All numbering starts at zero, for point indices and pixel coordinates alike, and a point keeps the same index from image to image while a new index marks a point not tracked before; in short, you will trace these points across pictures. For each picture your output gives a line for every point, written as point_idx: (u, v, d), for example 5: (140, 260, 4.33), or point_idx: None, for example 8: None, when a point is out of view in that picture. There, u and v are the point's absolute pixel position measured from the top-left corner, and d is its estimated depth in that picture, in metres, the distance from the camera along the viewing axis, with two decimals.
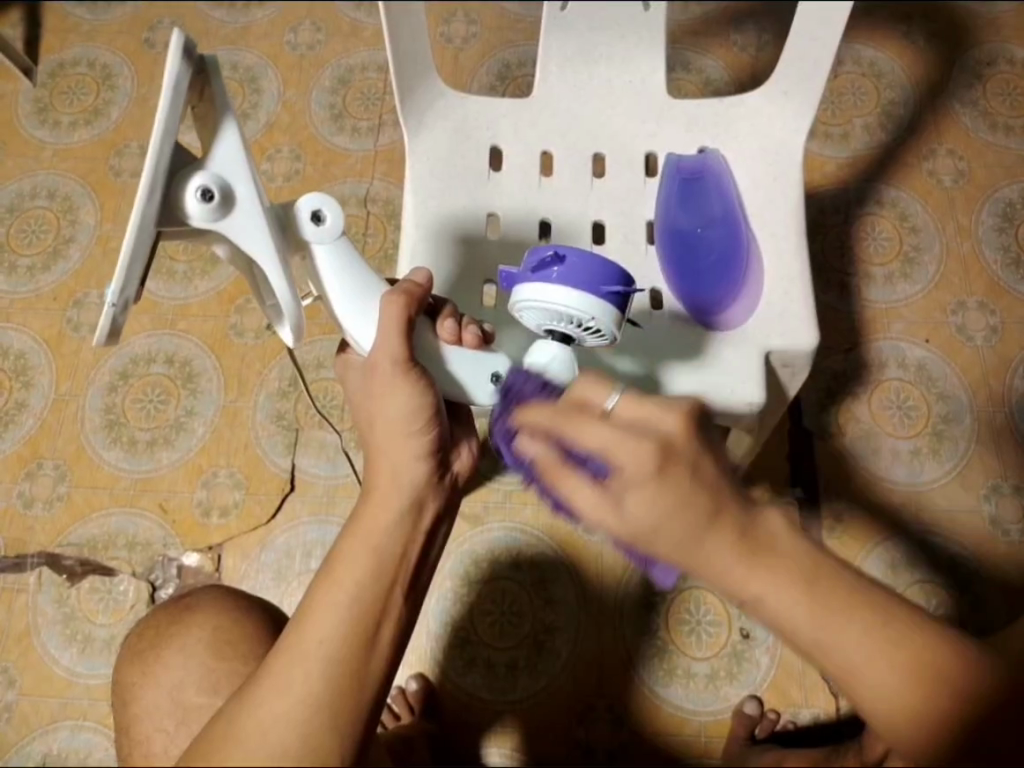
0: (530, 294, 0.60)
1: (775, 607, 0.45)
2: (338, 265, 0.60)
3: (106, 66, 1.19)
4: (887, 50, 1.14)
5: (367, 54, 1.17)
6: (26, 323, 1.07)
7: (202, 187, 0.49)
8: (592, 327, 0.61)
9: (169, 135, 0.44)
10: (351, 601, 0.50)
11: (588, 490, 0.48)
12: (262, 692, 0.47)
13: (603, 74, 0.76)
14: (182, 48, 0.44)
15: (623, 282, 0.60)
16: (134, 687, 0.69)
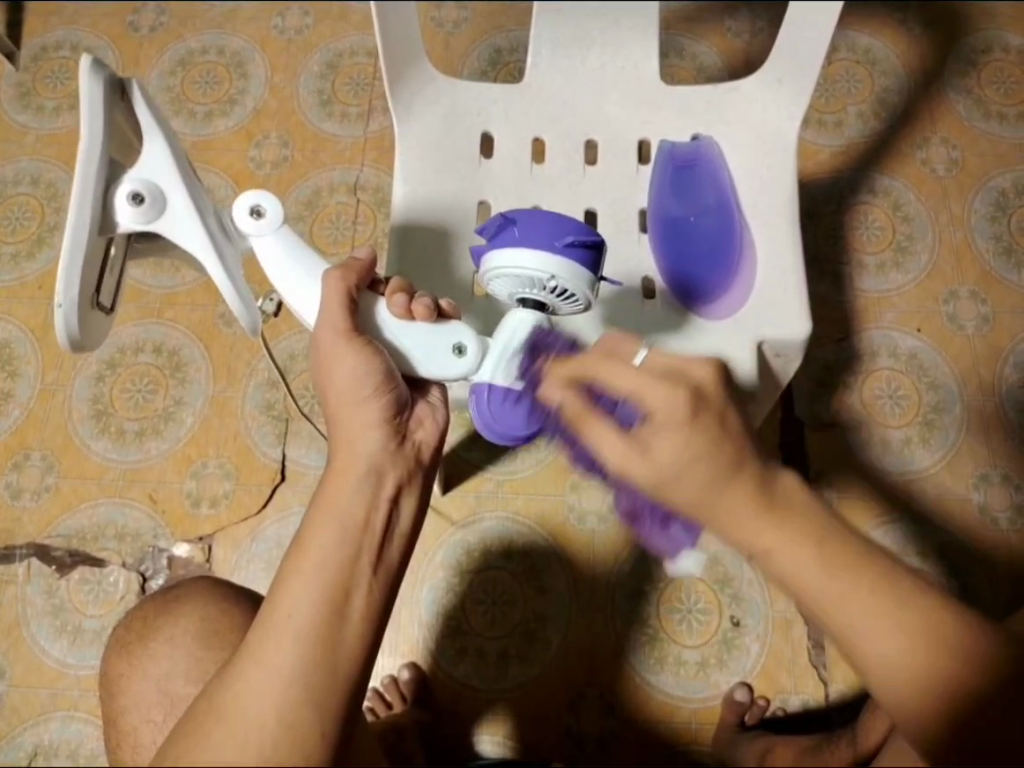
0: (493, 262, 0.59)
1: (784, 562, 0.45)
2: (288, 254, 0.62)
3: (90, 49, 1.16)
4: (881, 36, 1.13)
5: (356, 38, 1.15)
6: (11, 313, 1.06)
7: (132, 192, 0.54)
8: (556, 286, 0.59)
9: (92, 147, 0.51)
10: (320, 575, 0.50)
11: (612, 432, 0.49)
12: (239, 670, 0.47)
13: (597, 60, 0.75)
14: (91, 68, 0.51)
15: (580, 234, 0.59)
16: (122, 681, 0.68)
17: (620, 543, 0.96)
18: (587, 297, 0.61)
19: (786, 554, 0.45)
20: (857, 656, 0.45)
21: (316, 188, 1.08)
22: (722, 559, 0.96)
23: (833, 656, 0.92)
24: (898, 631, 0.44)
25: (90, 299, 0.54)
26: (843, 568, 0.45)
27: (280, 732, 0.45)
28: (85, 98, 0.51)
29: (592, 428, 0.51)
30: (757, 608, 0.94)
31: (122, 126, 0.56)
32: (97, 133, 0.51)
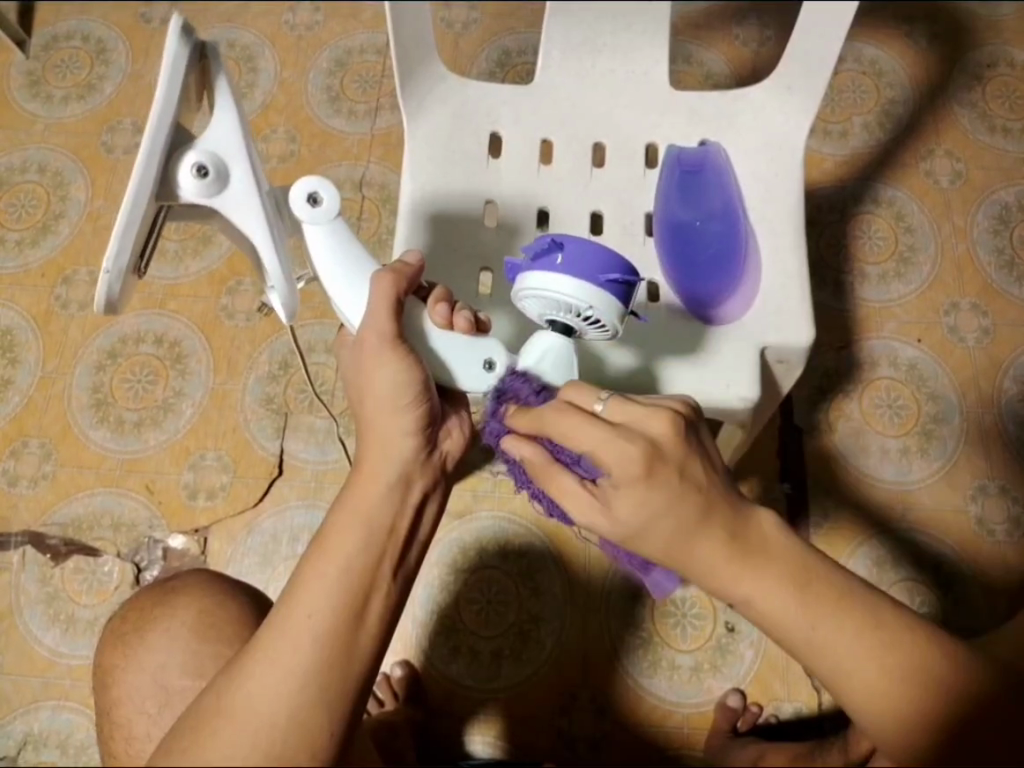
0: (532, 284, 0.57)
1: (770, 613, 0.48)
2: (333, 244, 0.61)
3: (99, 40, 1.17)
4: (888, 49, 1.13)
5: (365, 36, 1.16)
6: (13, 300, 1.06)
7: (197, 163, 0.53)
8: (591, 317, 0.58)
9: (167, 110, 0.49)
10: (340, 573, 0.50)
11: (571, 478, 0.50)
12: (251, 666, 0.46)
13: (606, 64, 0.75)
14: (179, 31, 0.49)
15: (624, 270, 0.57)
16: (116, 670, 0.68)
17: None
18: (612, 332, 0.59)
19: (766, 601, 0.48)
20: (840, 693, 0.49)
21: None
22: None
23: None
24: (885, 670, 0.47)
25: (134, 266, 0.53)
26: (830, 613, 0.48)
27: (292, 731, 0.45)
28: (167, 64, 0.49)
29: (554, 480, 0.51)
30: None
31: (192, 89, 0.54)
32: (171, 95, 0.49)
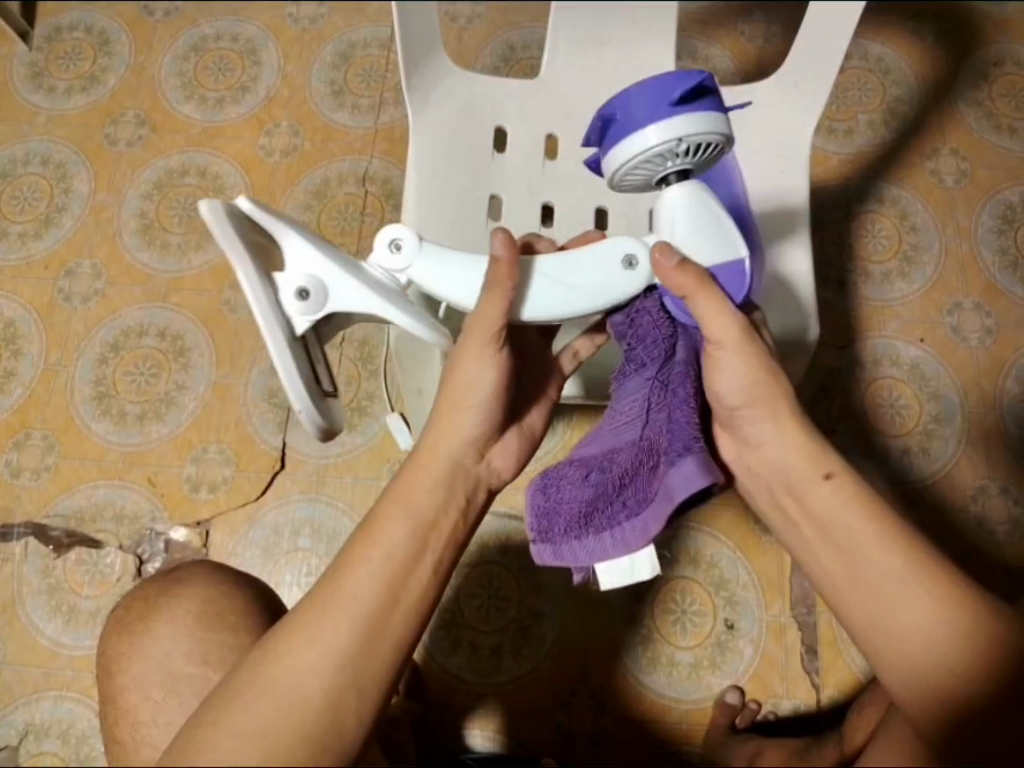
0: (620, 156, 0.58)
1: (835, 512, 0.55)
2: (441, 261, 0.58)
3: (103, 31, 1.16)
4: (895, 46, 1.13)
5: (369, 29, 1.15)
6: (17, 291, 1.06)
7: (298, 291, 0.51)
8: (690, 142, 0.56)
9: (253, 276, 0.48)
10: (378, 560, 0.51)
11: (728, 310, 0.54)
12: (288, 643, 0.48)
13: (613, 59, 0.74)
14: (214, 216, 0.46)
15: (680, 83, 0.56)
16: (121, 659, 0.67)
17: None
18: (728, 143, 0.58)
19: (826, 495, 0.55)
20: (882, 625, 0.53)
21: (325, 178, 1.09)
22: (718, 562, 0.95)
23: (826, 662, 0.92)
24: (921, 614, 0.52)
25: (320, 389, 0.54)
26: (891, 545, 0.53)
27: (323, 707, 0.46)
28: (226, 245, 0.47)
29: (711, 295, 0.54)
30: (751, 612, 0.94)
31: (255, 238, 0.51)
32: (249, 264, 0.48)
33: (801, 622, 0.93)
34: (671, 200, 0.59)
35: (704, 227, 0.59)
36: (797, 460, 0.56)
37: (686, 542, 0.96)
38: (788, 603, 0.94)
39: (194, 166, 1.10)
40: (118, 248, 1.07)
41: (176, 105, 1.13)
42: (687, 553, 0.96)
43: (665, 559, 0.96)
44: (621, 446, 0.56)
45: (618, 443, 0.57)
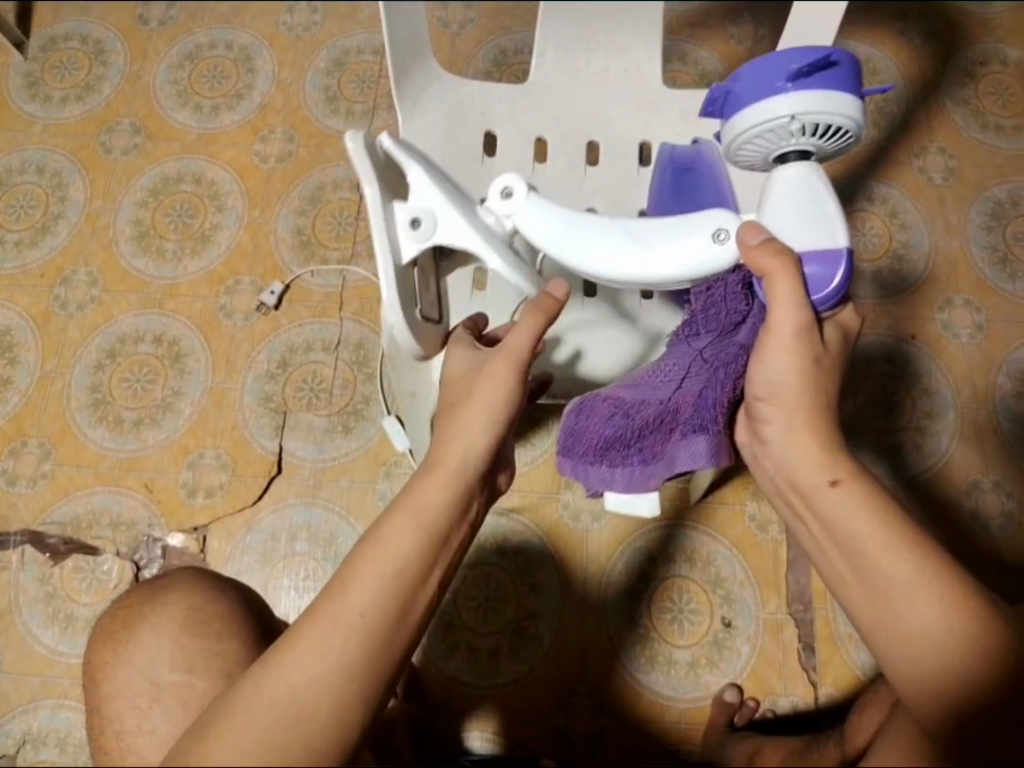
0: (737, 128, 0.57)
1: (846, 515, 0.53)
2: (544, 220, 0.60)
3: (98, 41, 1.17)
4: (882, 48, 1.14)
5: (363, 36, 1.16)
6: (13, 300, 1.06)
7: (409, 217, 0.61)
8: (811, 121, 0.55)
9: (375, 199, 0.60)
10: (384, 568, 0.49)
11: (799, 287, 0.53)
12: (293, 654, 0.46)
13: (601, 62, 0.75)
14: (353, 144, 0.60)
15: (804, 58, 0.53)
16: (105, 667, 0.65)
17: (615, 543, 0.97)
18: (858, 125, 0.55)
19: (827, 499, 0.54)
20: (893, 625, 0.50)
21: (320, 183, 1.09)
22: (714, 560, 0.96)
23: (824, 659, 0.92)
24: (929, 602, 0.49)
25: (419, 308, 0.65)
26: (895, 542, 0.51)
27: (328, 720, 0.45)
28: (359, 169, 0.60)
29: (781, 275, 0.54)
30: (748, 610, 0.94)
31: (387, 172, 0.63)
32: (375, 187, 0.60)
33: (798, 619, 0.93)
34: (781, 175, 0.57)
35: (802, 212, 0.56)
36: (803, 463, 0.56)
37: (682, 540, 0.96)
38: (785, 601, 0.94)
39: (189, 173, 1.11)
40: (114, 255, 1.08)
41: (170, 113, 1.14)
42: (684, 552, 0.96)
43: (662, 558, 0.96)
44: (648, 400, 0.60)
45: (648, 395, 0.60)
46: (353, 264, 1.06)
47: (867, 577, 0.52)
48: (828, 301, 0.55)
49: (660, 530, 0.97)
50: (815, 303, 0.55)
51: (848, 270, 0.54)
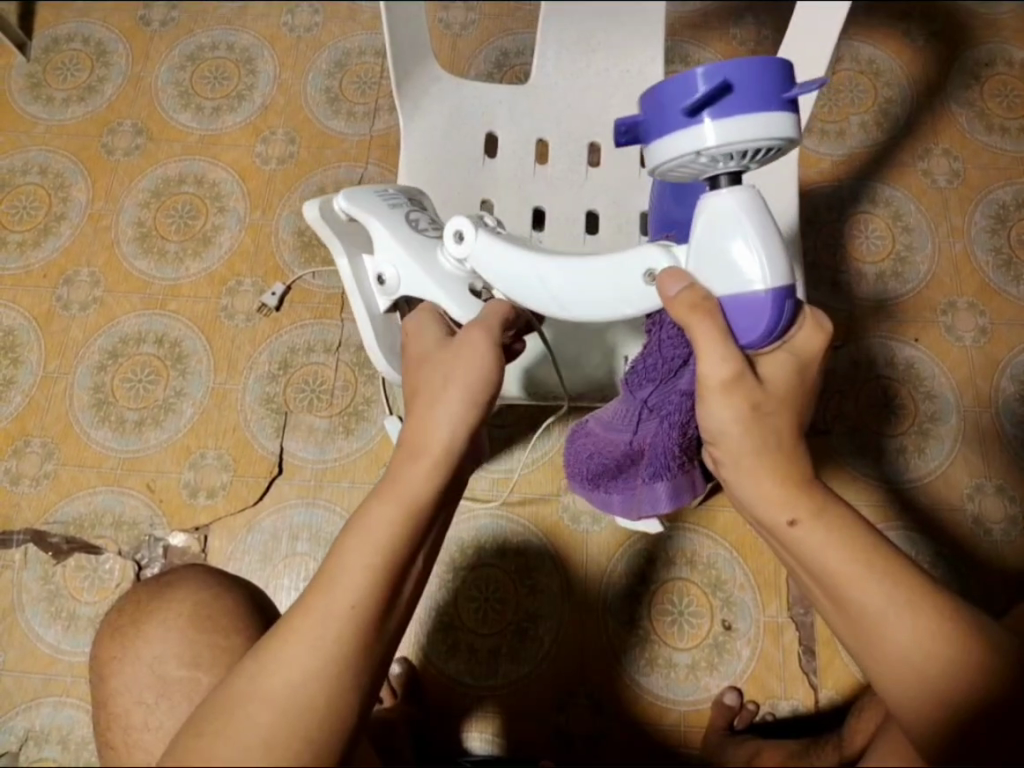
0: (651, 162, 0.50)
1: (811, 545, 0.48)
2: (495, 259, 0.58)
3: (100, 42, 1.17)
4: (886, 48, 1.13)
5: (365, 37, 1.16)
6: (16, 300, 1.07)
7: (376, 275, 0.65)
8: (730, 150, 0.47)
9: (345, 265, 0.66)
10: (373, 558, 0.48)
11: (722, 346, 0.48)
12: (285, 650, 0.46)
13: (603, 65, 0.73)
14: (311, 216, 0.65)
15: (703, 79, 0.45)
16: (112, 663, 0.66)
17: (614, 546, 0.96)
18: (783, 141, 0.46)
19: (793, 539, 0.49)
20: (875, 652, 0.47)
21: (322, 185, 1.10)
22: (714, 563, 0.96)
23: (824, 662, 0.92)
24: (907, 624, 0.46)
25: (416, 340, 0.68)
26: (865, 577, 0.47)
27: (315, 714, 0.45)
28: (324, 238, 0.66)
29: (699, 329, 0.49)
30: (748, 612, 0.94)
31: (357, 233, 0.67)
32: (344, 254, 0.66)
33: (798, 622, 0.93)
34: (701, 208, 0.49)
35: (720, 249, 0.49)
36: (764, 499, 0.49)
37: (683, 544, 0.96)
38: (785, 604, 0.94)
39: (192, 174, 1.11)
40: (116, 256, 1.08)
41: (172, 114, 1.14)
42: (683, 555, 0.96)
43: (663, 560, 0.96)
44: (615, 440, 0.63)
45: (616, 435, 0.63)
46: None
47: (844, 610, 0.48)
48: (767, 341, 0.50)
49: (659, 532, 0.97)
50: (741, 351, 0.50)
51: (777, 311, 0.48)
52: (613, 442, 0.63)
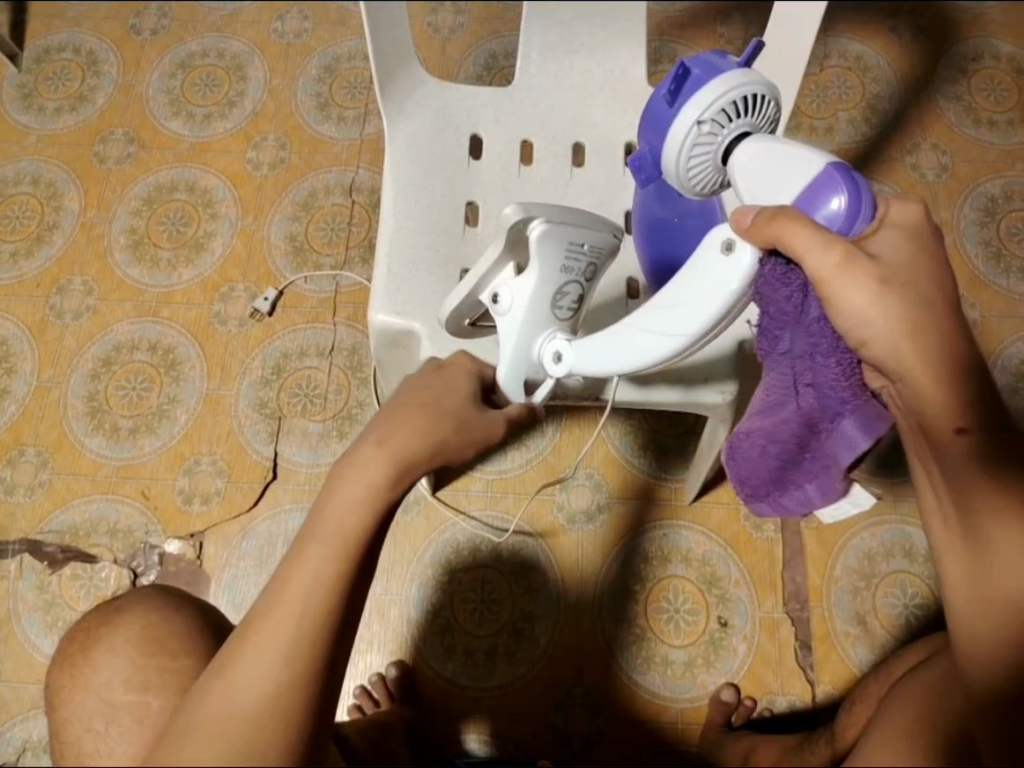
0: (671, 171, 0.54)
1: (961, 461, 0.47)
2: (600, 356, 0.58)
3: (91, 52, 1.18)
4: (873, 45, 1.14)
5: (354, 42, 1.17)
6: (9, 310, 1.07)
7: (492, 294, 0.60)
8: (720, 119, 0.51)
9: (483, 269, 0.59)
10: (327, 558, 0.47)
11: (817, 233, 0.45)
12: (246, 649, 0.45)
13: (584, 65, 0.74)
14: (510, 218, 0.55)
15: (667, 81, 0.52)
16: (61, 691, 0.60)
17: (608, 546, 0.96)
18: (759, 83, 0.51)
19: (961, 450, 0.47)
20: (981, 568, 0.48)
21: (312, 190, 1.10)
22: (710, 560, 0.95)
23: (822, 657, 0.92)
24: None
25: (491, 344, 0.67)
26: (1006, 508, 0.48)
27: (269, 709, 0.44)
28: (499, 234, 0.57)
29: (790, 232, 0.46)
30: (744, 609, 0.93)
31: (523, 243, 0.57)
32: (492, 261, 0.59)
33: (795, 618, 0.93)
34: (735, 170, 0.51)
35: (768, 178, 0.50)
36: (926, 401, 0.46)
37: (677, 542, 0.96)
38: (781, 600, 0.93)
39: (183, 181, 1.11)
40: (110, 264, 1.08)
41: (163, 122, 1.14)
42: (678, 552, 0.96)
43: (657, 559, 0.96)
44: (784, 416, 0.55)
45: (780, 412, 0.55)
46: (346, 269, 1.07)
47: (970, 537, 0.49)
48: (865, 221, 0.47)
49: (653, 531, 0.97)
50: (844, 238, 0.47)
51: (847, 190, 0.47)
52: (783, 421, 0.55)
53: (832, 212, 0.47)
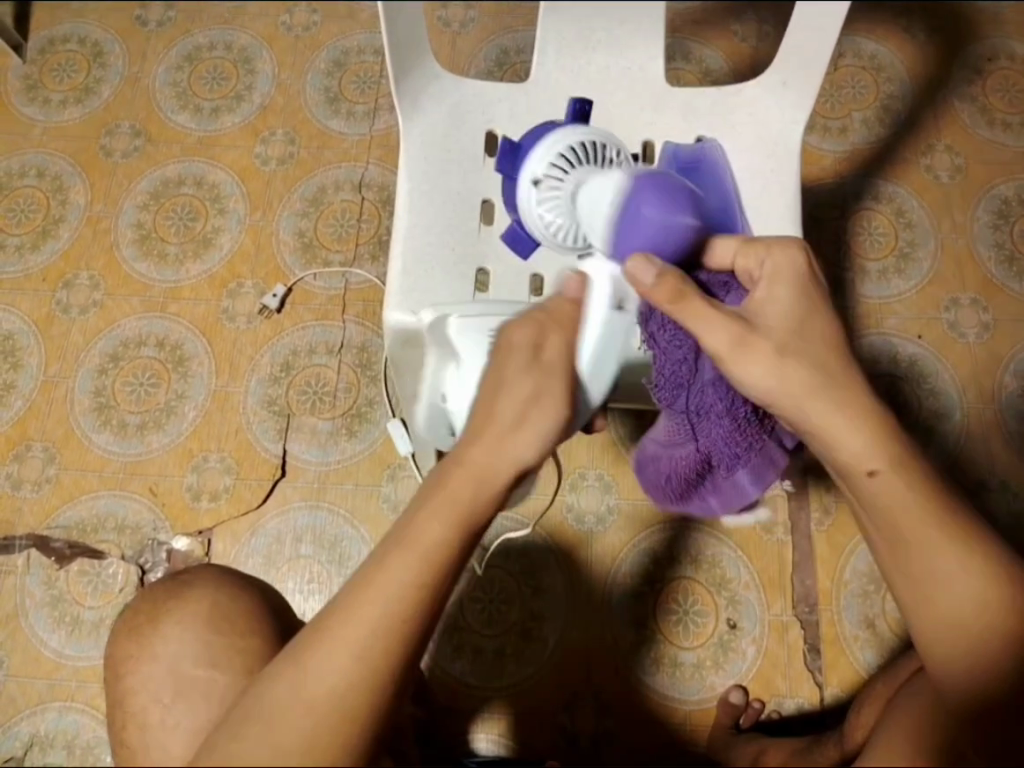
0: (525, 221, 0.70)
1: (884, 500, 0.51)
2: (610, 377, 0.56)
3: (96, 43, 1.17)
4: (888, 43, 1.13)
5: (363, 36, 1.16)
6: (15, 304, 1.06)
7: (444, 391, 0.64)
8: (553, 177, 0.68)
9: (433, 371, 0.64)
10: (416, 578, 0.46)
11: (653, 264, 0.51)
12: (315, 665, 0.45)
13: (602, 61, 0.72)
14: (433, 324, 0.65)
15: (506, 156, 0.71)
16: (127, 663, 0.61)
17: (619, 547, 0.96)
18: (580, 138, 0.69)
19: (869, 491, 0.51)
20: (930, 598, 0.51)
21: (322, 186, 1.09)
22: (719, 562, 0.96)
23: (829, 659, 0.92)
24: (964, 581, 0.51)
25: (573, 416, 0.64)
26: (942, 540, 0.51)
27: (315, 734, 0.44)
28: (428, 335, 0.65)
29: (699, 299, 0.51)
30: (753, 611, 0.94)
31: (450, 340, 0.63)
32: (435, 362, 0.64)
33: (803, 620, 0.93)
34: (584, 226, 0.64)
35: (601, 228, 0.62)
36: (842, 448, 0.51)
37: (687, 543, 0.96)
38: (790, 602, 0.94)
39: (190, 175, 1.11)
40: (116, 259, 1.08)
41: (170, 115, 1.13)
42: (687, 554, 0.96)
43: (667, 560, 0.96)
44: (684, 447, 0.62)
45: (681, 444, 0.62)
46: (355, 267, 1.06)
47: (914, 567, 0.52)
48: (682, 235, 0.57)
49: (662, 532, 0.97)
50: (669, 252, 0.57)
51: (657, 209, 0.57)
52: (683, 456, 0.63)
53: (652, 230, 0.57)
